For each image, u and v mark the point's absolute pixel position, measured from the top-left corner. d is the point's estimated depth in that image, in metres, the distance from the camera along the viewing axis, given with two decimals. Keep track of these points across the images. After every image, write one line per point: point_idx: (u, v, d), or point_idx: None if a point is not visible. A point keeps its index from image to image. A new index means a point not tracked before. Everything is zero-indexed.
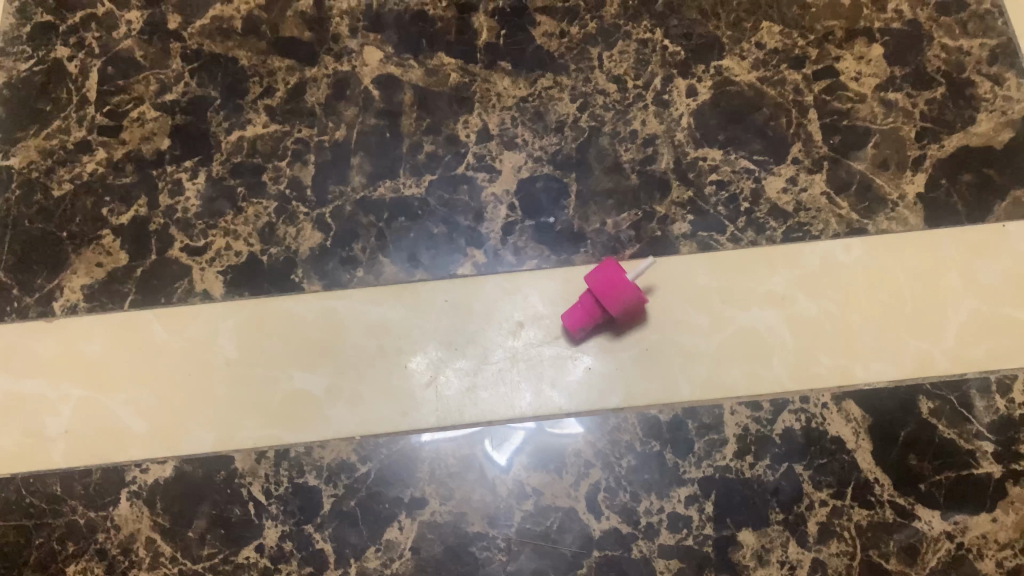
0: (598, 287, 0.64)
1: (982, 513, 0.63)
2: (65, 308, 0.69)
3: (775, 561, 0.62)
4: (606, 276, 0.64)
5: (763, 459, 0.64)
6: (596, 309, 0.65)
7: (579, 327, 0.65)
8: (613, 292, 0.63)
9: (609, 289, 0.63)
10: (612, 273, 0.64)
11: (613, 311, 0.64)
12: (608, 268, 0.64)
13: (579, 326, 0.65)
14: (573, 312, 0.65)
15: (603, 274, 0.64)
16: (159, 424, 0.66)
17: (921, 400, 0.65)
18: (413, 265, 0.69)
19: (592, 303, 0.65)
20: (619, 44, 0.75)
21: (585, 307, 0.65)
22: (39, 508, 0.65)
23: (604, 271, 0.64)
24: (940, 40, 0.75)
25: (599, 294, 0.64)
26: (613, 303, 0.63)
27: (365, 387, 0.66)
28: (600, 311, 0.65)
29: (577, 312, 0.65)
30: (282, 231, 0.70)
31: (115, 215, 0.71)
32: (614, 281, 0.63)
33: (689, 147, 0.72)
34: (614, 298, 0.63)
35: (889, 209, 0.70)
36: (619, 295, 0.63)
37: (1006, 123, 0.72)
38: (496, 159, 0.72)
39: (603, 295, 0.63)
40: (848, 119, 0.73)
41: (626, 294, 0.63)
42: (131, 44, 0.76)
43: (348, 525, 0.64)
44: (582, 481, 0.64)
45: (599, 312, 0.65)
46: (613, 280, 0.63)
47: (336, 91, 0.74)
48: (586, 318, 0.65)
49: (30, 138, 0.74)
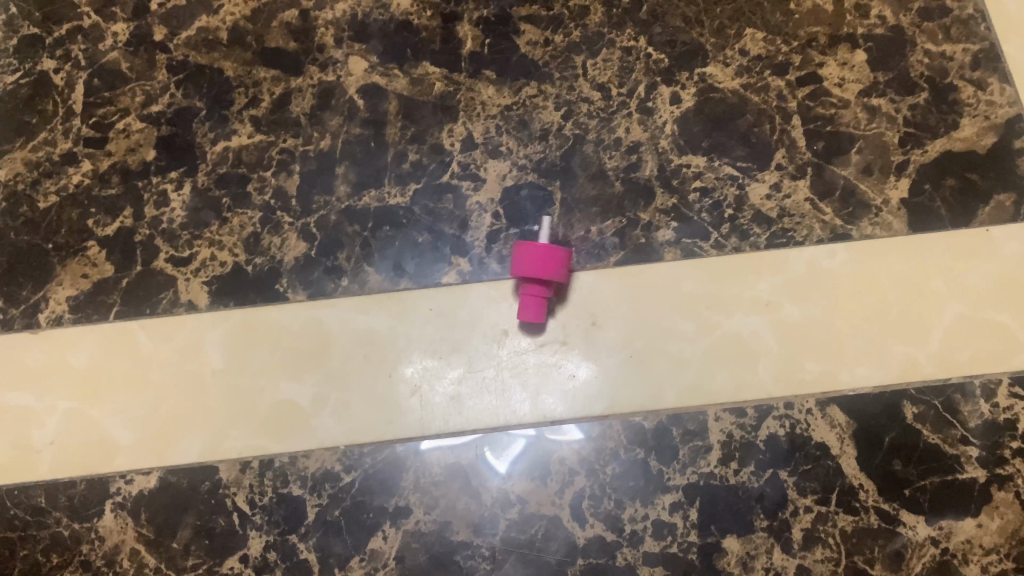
0: (528, 274, 0.64)
1: (967, 517, 0.63)
2: (50, 319, 0.69)
3: (760, 568, 0.62)
4: (524, 261, 0.64)
5: (747, 466, 0.64)
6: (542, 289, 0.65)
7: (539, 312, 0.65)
8: (542, 266, 0.64)
9: (538, 266, 0.64)
10: (524, 252, 0.64)
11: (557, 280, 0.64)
12: (521, 252, 0.64)
13: (541, 314, 0.65)
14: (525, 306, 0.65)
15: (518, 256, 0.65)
16: (144, 435, 0.66)
17: (905, 405, 0.65)
18: (397, 274, 0.69)
19: (535, 288, 0.65)
20: (603, 52, 0.76)
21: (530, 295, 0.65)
22: (24, 520, 0.65)
23: (521, 258, 0.64)
24: (923, 45, 0.75)
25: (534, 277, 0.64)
26: (547, 274, 0.64)
27: (350, 396, 0.66)
28: (545, 288, 0.65)
29: (531, 304, 0.65)
30: (267, 240, 0.71)
31: (100, 226, 0.71)
32: (535, 260, 0.64)
33: (673, 154, 0.72)
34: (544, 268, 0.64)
35: (873, 215, 0.70)
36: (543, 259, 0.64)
37: (989, 128, 0.72)
38: (481, 167, 0.72)
39: (538, 276, 0.64)
40: (832, 125, 0.73)
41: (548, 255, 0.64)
42: (117, 55, 0.77)
43: (332, 535, 0.64)
44: (566, 489, 0.64)
45: (547, 289, 0.65)
46: (533, 259, 0.64)
47: (322, 101, 0.75)
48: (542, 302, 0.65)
49: (17, 150, 0.74)
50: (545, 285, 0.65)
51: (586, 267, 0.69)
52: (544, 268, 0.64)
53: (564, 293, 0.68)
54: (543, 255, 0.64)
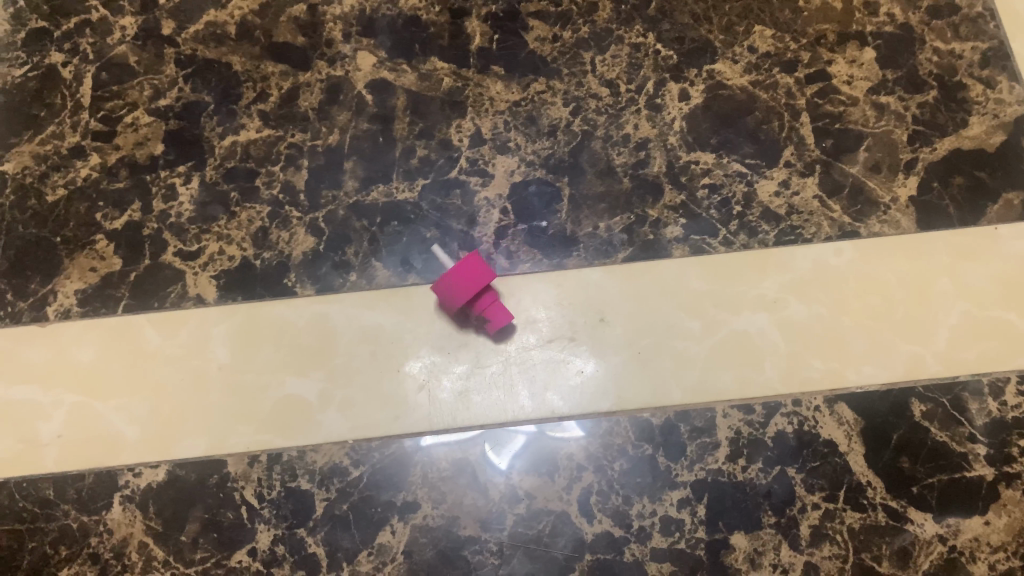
0: (464, 298, 0.65)
1: (974, 515, 0.63)
2: (58, 312, 0.69)
3: (768, 564, 0.62)
4: (452, 292, 0.65)
5: (755, 462, 0.64)
6: (489, 295, 0.66)
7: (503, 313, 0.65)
8: (468, 279, 0.65)
9: (466, 281, 0.65)
10: (446, 285, 0.65)
11: (490, 279, 0.65)
12: (444, 289, 0.66)
13: (506, 313, 0.65)
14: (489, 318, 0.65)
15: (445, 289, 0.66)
16: (152, 429, 0.66)
17: (913, 402, 0.65)
18: (405, 269, 0.69)
19: (484, 299, 0.65)
20: (612, 49, 0.76)
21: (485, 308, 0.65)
22: (31, 513, 0.64)
23: (449, 292, 0.65)
24: (932, 43, 0.75)
25: (473, 294, 0.65)
26: (476, 282, 0.65)
27: (357, 392, 0.66)
28: (490, 293, 0.66)
29: (494, 312, 0.65)
30: (275, 235, 0.71)
31: (109, 220, 0.71)
32: (457, 283, 0.65)
33: (681, 151, 0.72)
34: (472, 280, 0.65)
35: (881, 212, 0.70)
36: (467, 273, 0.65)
37: (998, 126, 0.72)
38: (489, 163, 0.72)
39: (471, 291, 0.65)
40: (840, 123, 0.73)
41: (465, 267, 0.65)
42: (125, 49, 0.77)
43: (339, 529, 0.64)
44: (574, 485, 0.64)
45: (492, 292, 0.66)
46: (458, 281, 0.65)
47: (330, 96, 0.75)
48: (499, 304, 0.66)
49: (24, 143, 0.74)
50: (486, 293, 0.66)
51: (594, 263, 0.69)
52: (470, 279, 0.65)
53: (554, 282, 0.69)
54: (460, 273, 0.65)
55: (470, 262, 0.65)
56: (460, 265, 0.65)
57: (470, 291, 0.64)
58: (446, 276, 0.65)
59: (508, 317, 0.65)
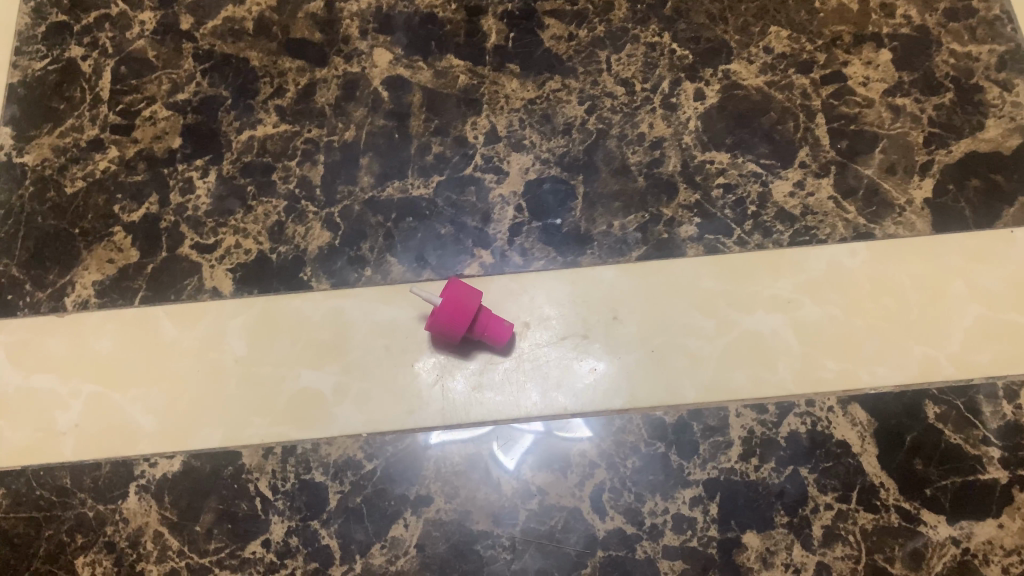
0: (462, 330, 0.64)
1: (987, 518, 0.62)
2: (76, 303, 0.69)
3: (780, 564, 0.62)
4: (450, 330, 0.64)
5: (768, 461, 0.64)
6: (483, 315, 0.65)
7: (502, 325, 0.65)
8: (460, 314, 0.63)
9: (459, 314, 0.63)
10: (441, 325, 0.64)
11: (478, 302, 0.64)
12: (440, 329, 0.64)
13: (505, 324, 0.65)
14: (493, 334, 0.65)
15: (441, 329, 0.64)
16: (168, 419, 0.66)
17: (927, 404, 0.65)
18: (420, 265, 0.70)
19: (480, 322, 0.65)
20: (627, 48, 0.76)
21: (485, 327, 0.65)
22: (48, 501, 0.64)
23: (445, 331, 0.64)
24: (949, 46, 0.75)
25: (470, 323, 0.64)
26: (468, 312, 0.63)
27: (371, 386, 0.67)
28: (482, 313, 0.65)
29: (495, 329, 0.65)
30: (291, 229, 0.71)
31: (127, 212, 0.72)
32: (450, 320, 0.63)
33: (696, 150, 0.72)
34: (463, 312, 0.63)
35: (896, 214, 0.70)
36: (456, 307, 0.63)
37: (1014, 129, 0.72)
38: (504, 160, 0.73)
39: (467, 322, 0.63)
40: (856, 124, 0.73)
41: (451, 301, 0.63)
42: (144, 43, 0.78)
43: (353, 522, 0.64)
44: (586, 482, 0.64)
45: (483, 310, 0.65)
46: (450, 320, 0.63)
47: (346, 92, 0.75)
48: (496, 318, 0.65)
49: (44, 135, 0.75)
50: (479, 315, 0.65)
51: (608, 261, 0.69)
52: (462, 312, 0.63)
53: (568, 280, 0.69)
54: (449, 310, 0.63)
55: (452, 294, 0.63)
56: (446, 301, 0.63)
57: (467, 323, 0.63)
58: (437, 319, 0.63)
59: (509, 327, 0.65)
